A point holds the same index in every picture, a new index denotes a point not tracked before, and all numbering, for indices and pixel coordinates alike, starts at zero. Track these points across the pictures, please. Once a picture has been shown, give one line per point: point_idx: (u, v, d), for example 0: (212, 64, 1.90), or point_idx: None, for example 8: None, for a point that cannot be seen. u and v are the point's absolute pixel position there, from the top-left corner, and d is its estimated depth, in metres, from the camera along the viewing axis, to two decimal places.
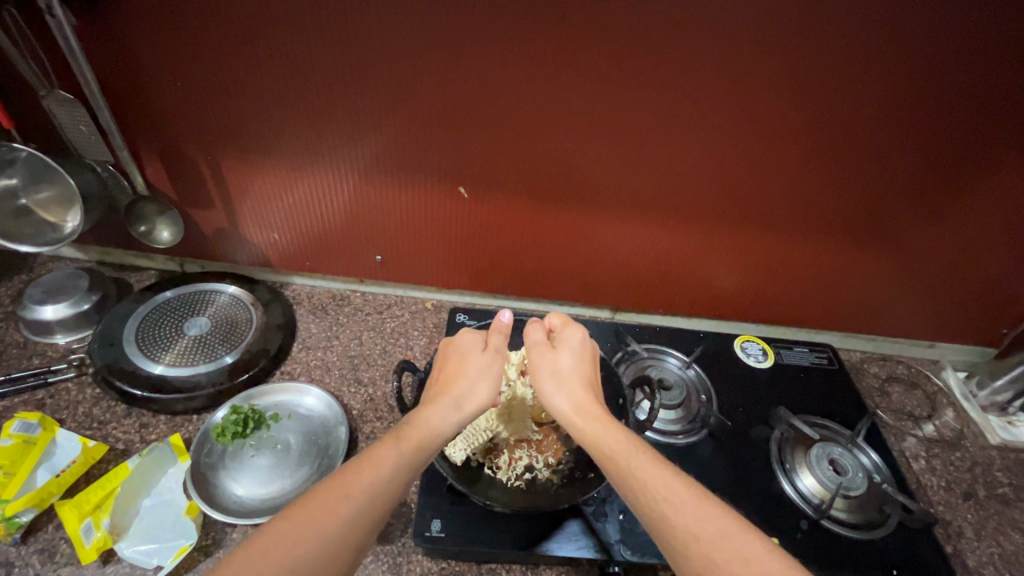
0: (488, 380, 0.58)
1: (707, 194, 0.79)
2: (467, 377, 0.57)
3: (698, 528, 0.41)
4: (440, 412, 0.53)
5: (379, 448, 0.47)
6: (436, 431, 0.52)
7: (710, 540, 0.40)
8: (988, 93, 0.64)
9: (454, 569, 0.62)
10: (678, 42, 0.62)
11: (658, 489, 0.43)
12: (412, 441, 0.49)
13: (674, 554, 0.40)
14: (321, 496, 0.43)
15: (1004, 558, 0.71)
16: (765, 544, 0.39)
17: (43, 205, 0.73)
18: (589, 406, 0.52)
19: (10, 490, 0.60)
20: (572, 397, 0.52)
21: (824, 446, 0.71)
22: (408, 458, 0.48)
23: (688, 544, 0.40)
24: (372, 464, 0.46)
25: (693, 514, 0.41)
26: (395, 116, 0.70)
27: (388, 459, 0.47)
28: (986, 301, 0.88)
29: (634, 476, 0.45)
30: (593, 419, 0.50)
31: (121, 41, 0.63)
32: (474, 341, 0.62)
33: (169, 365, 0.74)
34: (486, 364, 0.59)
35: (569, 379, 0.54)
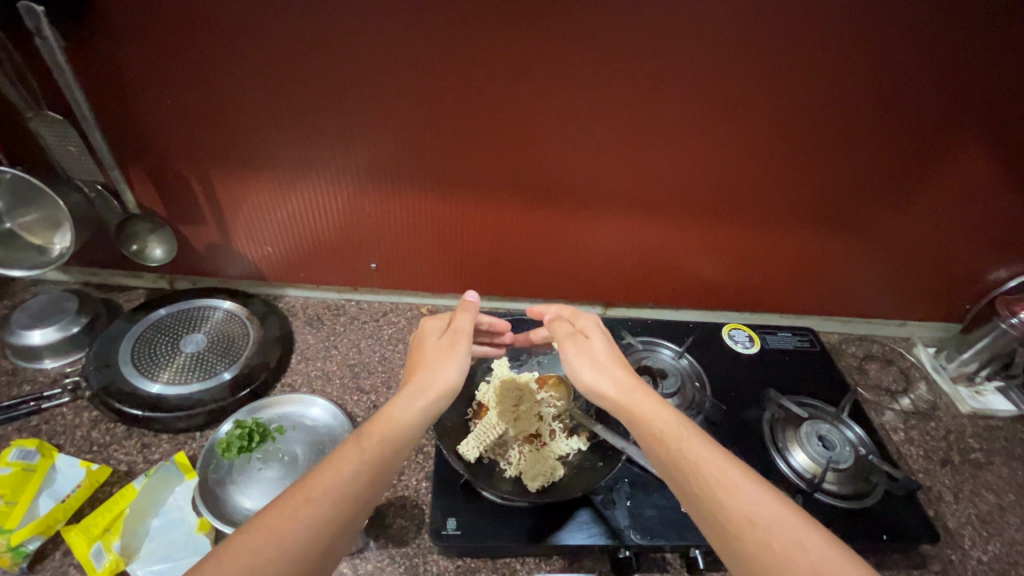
0: (450, 358, 0.58)
1: (690, 190, 0.82)
2: (429, 363, 0.58)
3: (754, 514, 0.43)
4: (405, 402, 0.54)
5: (341, 451, 0.48)
6: (398, 422, 0.52)
7: (764, 526, 0.42)
8: (942, 84, 0.69)
9: (469, 566, 0.63)
10: (661, 46, 0.66)
11: (712, 473, 0.46)
12: (374, 437, 0.50)
13: (727, 537, 0.42)
14: (282, 508, 0.43)
15: (981, 517, 0.77)
16: (823, 537, 0.41)
17: (29, 228, 0.72)
18: (633, 384, 0.54)
19: (14, 520, 0.58)
20: (615, 377, 0.55)
21: (813, 424, 0.75)
22: (370, 455, 0.48)
23: (743, 529, 0.42)
24: (334, 468, 0.47)
25: (746, 499, 0.44)
26: (388, 125, 0.72)
27: (351, 458, 0.48)
28: (951, 278, 0.94)
29: (689, 458, 0.47)
30: (640, 400, 0.52)
31: (110, 59, 0.62)
32: (434, 326, 0.63)
33: (167, 383, 0.73)
34: (445, 350, 0.59)
35: (607, 362, 0.57)
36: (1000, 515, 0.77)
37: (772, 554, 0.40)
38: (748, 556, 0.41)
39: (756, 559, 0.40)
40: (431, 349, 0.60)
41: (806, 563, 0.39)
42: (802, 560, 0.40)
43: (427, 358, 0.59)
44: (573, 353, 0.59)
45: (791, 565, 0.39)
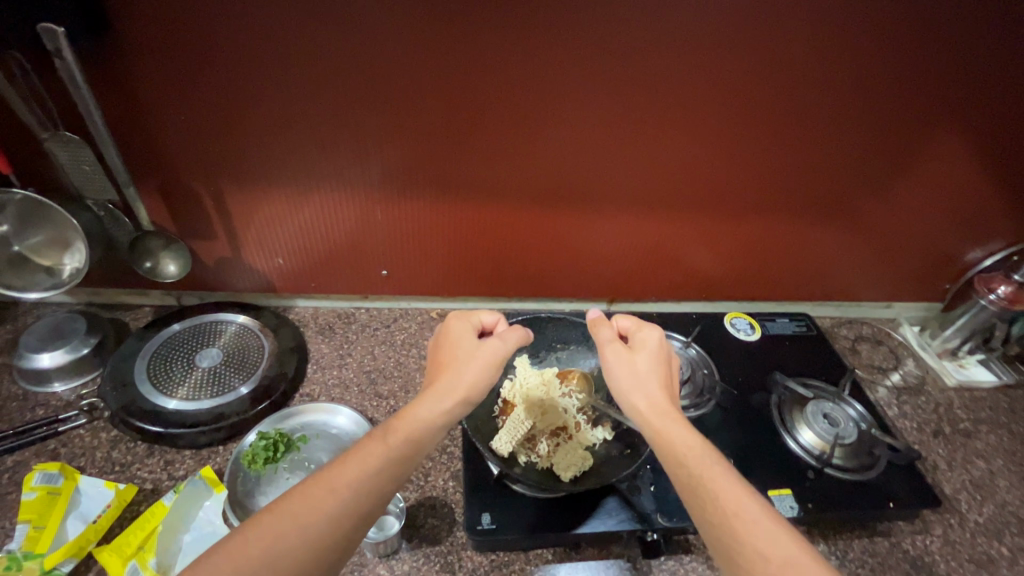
0: (484, 364, 0.57)
1: (690, 185, 0.86)
2: (459, 361, 0.58)
3: (767, 551, 0.44)
4: (432, 401, 0.53)
5: (366, 444, 0.49)
6: (423, 421, 0.52)
7: (776, 563, 0.43)
8: (918, 77, 0.75)
9: (503, 559, 0.65)
10: (664, 49, 0.70)
11: (732, 505, 0.47)
12: (400, 433, 0.50)
13: (738, 568, 0.44)
14: (304, 497, 0.45)
15: (974, 482, 0.82)
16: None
17: (37, 250, 0.70)
18: (665, 408, 0.55)
19: (44, 544, 0.59)
20: (650, 397, 0.56)
21: (817, 403, 0.79)
22: (392, 451, 0.49)
23: (756, 565, 0.43)
24: (357, 461, 0.47)
25: (762, 536, 0.45)
26: (400, 134, 0.73)
27: (377, 454, 0.48)
28: (931, 260, 1.00)
29: (709, 487, 0.48)
30: (671, 422, 0.54)
31: (125, 77, 0.63)
32: (463, 329, 0.63)
33: (184, 399, 0.73)
34: (471, 349, 0.59)
35: (646, 377, 0.58)
36: (990, 479, 0.83)
37: None
38: None
39: None
40: (466, 350, 0.59)
41: None
42: None
43: (452, 356, 0.59)
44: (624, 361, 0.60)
45: None
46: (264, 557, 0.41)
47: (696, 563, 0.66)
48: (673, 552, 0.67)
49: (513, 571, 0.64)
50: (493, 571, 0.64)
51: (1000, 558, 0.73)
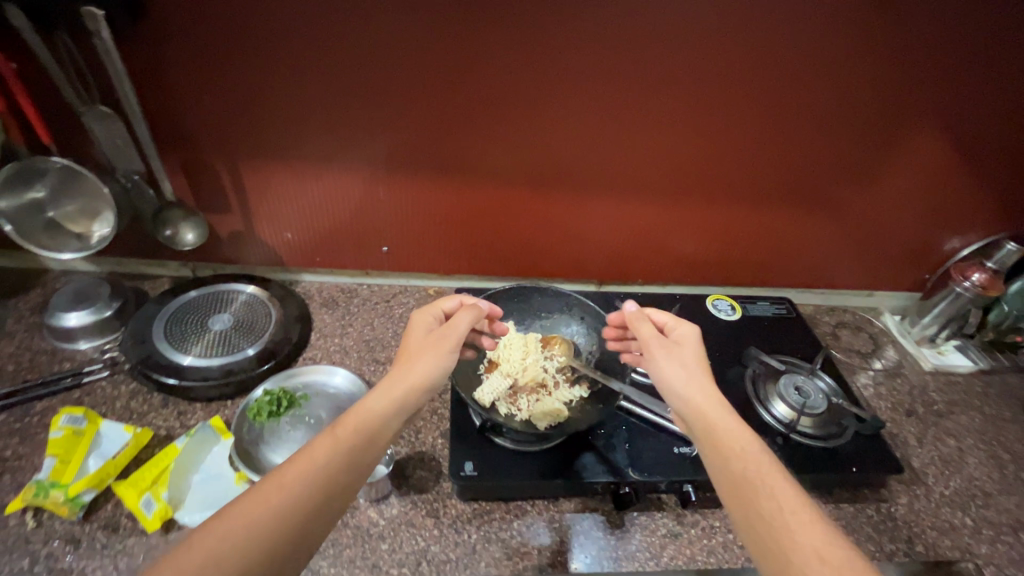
0: (435, 355, 0.59)
1: (674, 170, 0.91)
2: (411, 353, 0.60)
3: (825, 551, 0.45)
4: (381, 392, 0.54)
5: (317, 439, 0.50)
6: (370, 412, 0.53)
7: (834, 564, 0.44)
8: (886, 71, 0.80)
9: (485, 508, 0.70)
10: (645, 41, 0.75)
11: (788, 505, 0.48)
12: (348, 427, 0.51)
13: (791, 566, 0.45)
14: (255, 494, 0.45)
15: (942, 458, 0.85)
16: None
17: (69, 217, 0.77)
18: (717, 404, 0.57)
19: (69, 475, 0.65)
20: (703, 393, 0.58)
21: (790, 376, 0.82)
22: (341, 443, 0.50)
23: (809, 561, 0.44)
24: (306, 457, 0.48)
25: (818, 538, 0.46)
26: (402, 116, 0.79)
27: (326, 447, 0.49)
28: (912, 248, 1.04)
29: (765, 486, 0.50)
30: (727, 419, 0.55)
31: (154, 57, 0.69)
32: (423, 322, 0.64)
33: (198, 356, 0.80)
34: (425, 340, 0.60)
35: (696, 373, 0.60)
36: (959, 456, 0.86)
37: None
38: None
39: None
40: (418, 341, 0.61)
41: None
42: None
43: (409, 346, 0.61)
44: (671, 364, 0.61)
45: None
46: (219, 552, 0.41)
47: (666, 519, 0.72)
48: (646, 508, 0.72)
49: (493, 519, 0.69)
50: (475, 517, 0.69)
51: (962, 527, 0.76)
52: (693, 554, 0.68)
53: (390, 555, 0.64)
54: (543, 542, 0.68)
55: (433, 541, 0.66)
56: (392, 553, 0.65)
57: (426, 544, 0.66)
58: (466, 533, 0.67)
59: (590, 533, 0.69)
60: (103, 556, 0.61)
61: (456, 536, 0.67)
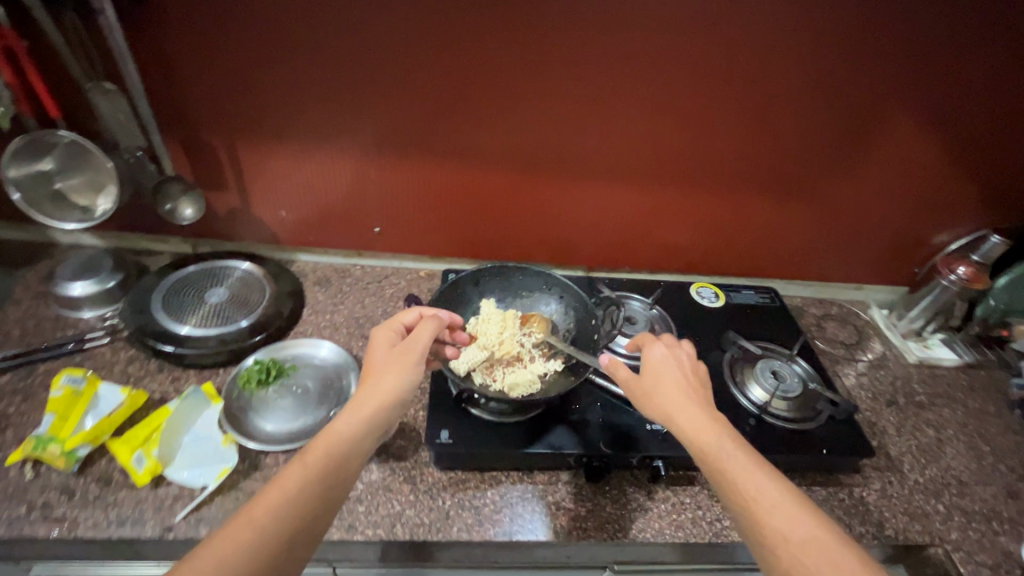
0: (400, 369, 0.59)
1: (660, 157, 0.92)
2: (376, 372, 0.60)
3: (790, 531, 0.48)
4: (349, 414, 0.55)
5: (286, 471, 0.50)
6: (341, 435, 0.53)
7: (798, 542, 0.47)
8: (869, 61, 0.81)
9: (460, 478, 0.73)
10: (628, 27, 0.77)
11: (754, 490, 0.50)
12: (318, 452, 0.51)
13: (764, 551, 0.48)
14: (227, 531, 0.45)
15: (920, 447, 0.86)
16: (857, 556, 0.46)
17: (75, 190, 0.81)
18: (683, 403, 0.58)
19: (68, 430, 0.69)
20: (668, 399, 0.59)
21: (766, 361, 0.84)
22: (310, 472, 0.50)
23: (778, 545, 0.47)
24: (276, 487, 0.48)
25: (784, 518, 0.48)
26: (392, 99, 0.82)
27: (295, 476, 0.49)
28: (899, 241, 1.04)
29: (732, 474, 0.52)
30: (690, 416, 0.57)
31: (156, 37, 0.73)
32: (385, 338, 0.64)
33: (194, 326, 0.83)
34: (392, 355, 0.61)
35: (660, 380, 0.61)
36: (938, 446, 0.87)
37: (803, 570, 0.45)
38: (780, 567, 0.46)
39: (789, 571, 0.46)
40: (382, 358, 0.61)
41: None
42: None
43: (376, 363, 0.60)
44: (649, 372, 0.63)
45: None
46: None
47: (637, 494, 0.73)
48: (618, 483, 0.74)
49: (468, 488, 0.72)
50: (450, 486, 0.71)
51: (935, 513, 0.77)
52: (661, 527, 0.70)
53: (366, 517, 0.67)
54: (515, 510, 0.70)
55: (408, 505, 0.69)
56: (369, 515, 0.67)
57: (401, 508, 0.68)
58: (441, 499, 0.70)
59: (561, 504, 0.71)
60: (95, 506, 0.64)
61: (431, 501, 0.70)
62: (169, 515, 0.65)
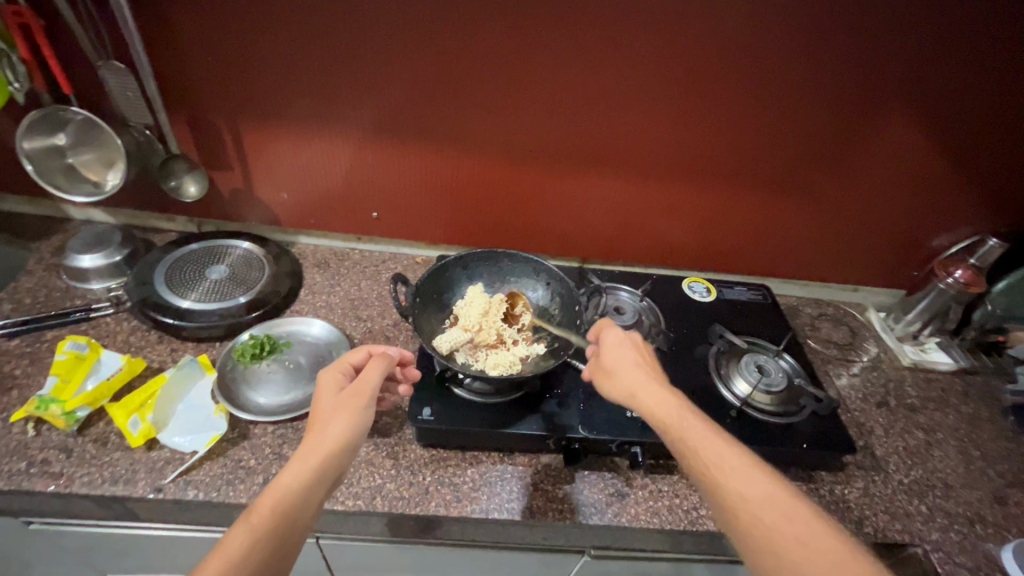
0: (347, 416, 0.60)
1: (655, 151, 0.93)
2: (323, 418, 0.60)
3: (747, 491, 0.49)
4: (296, 465, 0.55)
5: (231, 534, 0.50)
6: (288, 491, 0.53)
7: (755, 501, 0.48)
8: (866, 60, 0.81)
9: (441, 456, 0.75)
10: (623, 19, 0.78)
11: (713, 456, 0.52)
12: (265, 510, 0.51)
13: (725, 514, 0.49)
14: None
15: (907, 449, 0.85)
16: (810, 508, 0.48)
17: (86, 165, 0.85)
18: (642, 382, 0.60)
19: (69, 392, 0.72)
20: (628, 379, 0.60)
21: (752, 355, 0.84)
22: (259, 533, 0.50)
23: (736, 505, 0.49)
24: (221, 555, 0.48)
25: (741, 480, 0.50)
26: (390, 85, 0.84)
27: (242, 538, 0.49)
28: (896, 243, 1.04)
29: (691, 441, 0.53)
30: (649, 394, 0.58)
31: (165, 19, 0.76)
32: (332, 382, 0.65)
33: (194, 300, 0.86)
34: (340, 402, 0.61)
35: (622, 366, 0.62)
36: (926, 448, 0.86)
37: (761, 526, 0.47)
38: (739, 526, 0.48)
39: (748, 529, 0.48)
40: (330, 404, 0.62)
41: (792, 536, 0.46)
42: (788, 532, 0.47)
43: (322, 411, 0.61)
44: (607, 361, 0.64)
45: (776, 535, 0.47)
46: None
47: (615, 480, 0.74)
48: (597, 468, 0.75)
49: (448, 466, 0.73)
50: (431, 463, 0.73)
51: (916, 514, 0.77)
52: (637, 513, 0.71)
53: (347, 488, 0.69)
54: (492, 489, 0.71)
55: (389, 479, 0.71)
56: (350, 487, 0.69)
57: (383, 481, 0.70)
58: (421, 475, 0.72)
59: (539, 485, 0.73)
60: (91, 464, 0.68)
61: (411, 476, 0.72)
62: (159, 476, 0.67)
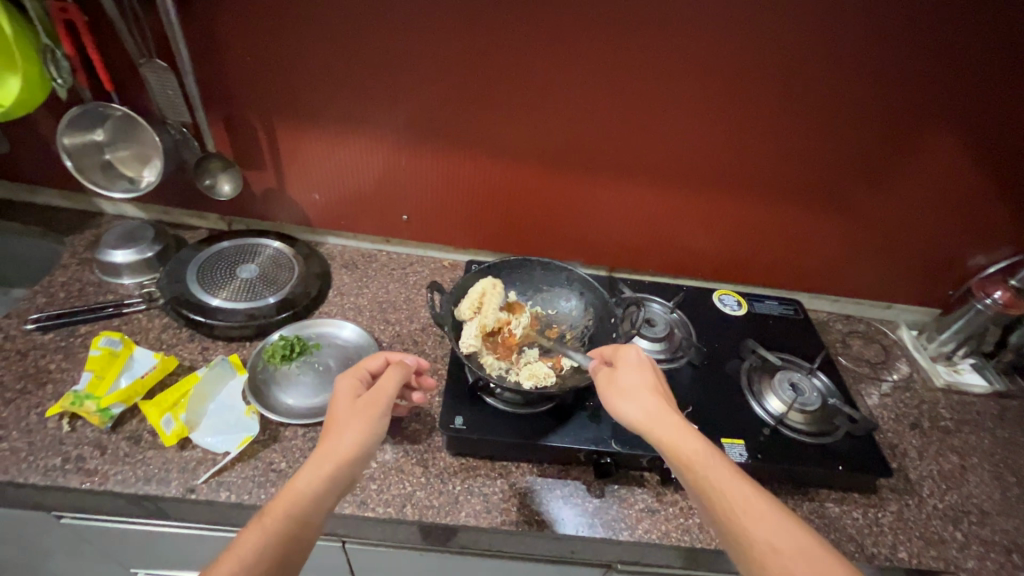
0: (361, 424, 0.59)
1: (691, 161, 0.92)
2: (339, 424, 0.60)
3: (777, 542, 0.48)
4: (310, 470, 0.55)
5: (244, 535, 0.51)
6: (300, 495, 0.53)
7: (783, 551, 0.48)
8: (913, 75, 0.79)
9: (470, 465, 0.74)
10: (667, 28, 0.77)
11: (739, 501, 0.51)
12: (276, 514, 0.52)
13: (749, 561, 0.49)
14: None
15: (941, 473, 0.84)
16: (837, 560, 0.47)
17: (123, 161, 0.86)
18: (660, 411, 0.58)
19: (103, 389, 0.73)
20: (646, 405, 0.58)
21: (786, 372, 0.83)
22: (269, 537, 0.51)
23: (763, 556, 0.48)
24: (234, 555, 0.50)
25: (770, 529, 0.49)
26: (428, 89, 0.83)
27: (252, 542, 0.50)
28: (932, 262, 1.02)
29: (715, 483, 0.52)
30: (671, 425, 0.56)
31: (208, 18, 0.76)
32: (349, 388, 0.64)
33: (224, 299, 0.86)
34: (356, 409, 0.61)
35: (638, 390, 0.60)
36: (961, 473, 0.84)
37: None
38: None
39: None
40: (345, 410, 0.61)
41: None
42: None
43: (338, 417, 0.61)
44: (623, 378, 0.62)
45: None
46: None
47: (645, 495, 0.74)
48: (626, 483, 0.75)
49: (477, 474, 0.73)
50: (460, 471, 0.73)
51: (951, 541, 0.75)
52: (668, 530, 0.70)
53: (378, 494, 0.69)
54: (521, 500, 0.71)
55: (419, 487, 0.70)
56: (380, 493, 0.69)
57: (412, 489, 0.70)
58: (450, 484, 0.71)
59: (569, 498, 0.72)
60: (124, 463, 0.68)
61: (441, 485, 0.71)
62: (192, 476, 0.68)
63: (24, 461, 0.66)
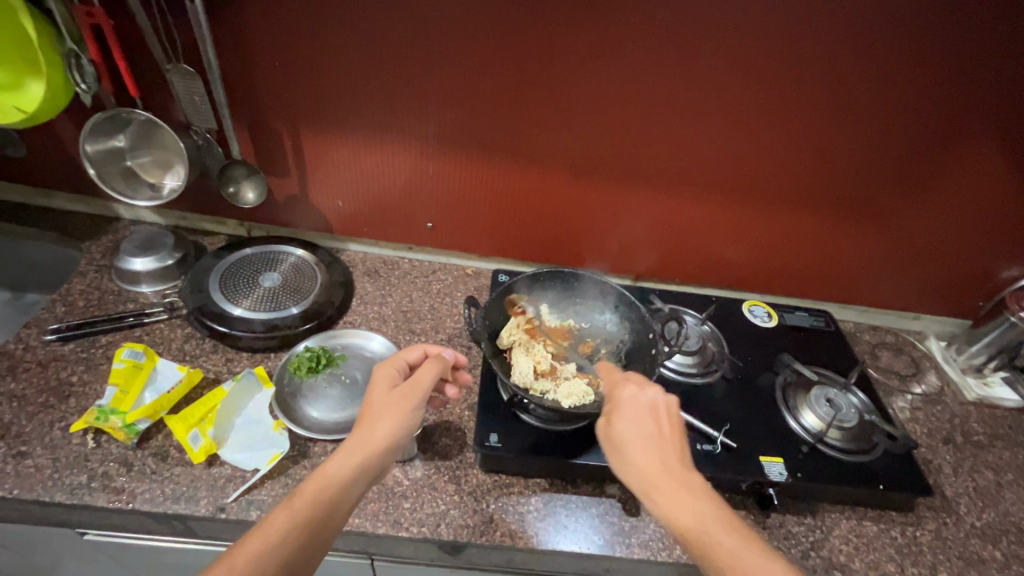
0: (398, 414, 0.57)
1: (724, 171, 0.90)
2: (374, 413, 0.58)
3: None
4: (342, 456, 0.53)
5: (273, 514, 0.49)
6: (331, 480, 0.52)
7: None
8: (956, 86, 0.77)
9: (504, 481, 0.73)
10: (707, 37, 0.75)
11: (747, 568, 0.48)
12: (306, 496, 0.50)
13: None
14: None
15: (978, 489, 0.82)
16: None
17: (145, 167, 0.84)
18: (660, 470, 0.55)
19: (127, 403, 0.71)
20: (644, 463, 0.56)
21: (821, 388, 0.82)
22: (297, 521, 0.49)
23: None
24: (263, 534, 0.48)
25: None
26: (459, 97, 0.82)
27: (280, 522, 0.49)
28: (964, 273, 1.00)
29: (719, 550, 0.50)
30: (670, 486, 0.54)
31: (236, 23, 0.74)
32: (385, 378, 0.61)
33: (247, 309, 0.84)
34: (393, 399, 0.59)
35: (639, 444, 0.57)
36: (997, 490, 0.83)
37: None
38: None
39: None
40: (380, 400, 0.59)
41: None
42: None
43: (375, 403, 0.59)
44: (619, 428, 0.59)
45: None
46: None
47: None
48: None
49: (511, 492, 0.71)
50: (494, 489, 0.71)
51: (991, 560, 0.74)
52: None
53: (411, 513, 0.67)
54: (556, 519, 0.69)
55: (453, 505, 0.69)
56: (414, 512, 0.68)
57: (447, 507, 0.69)
58: (484, 502, 0.70)
59: (605, 517, 0.70)
60: (152, 480, 0.66)
61: (475, 503, 0.70)
62: (221, 495, 0.66)
63: (49, 479, 0.64)
